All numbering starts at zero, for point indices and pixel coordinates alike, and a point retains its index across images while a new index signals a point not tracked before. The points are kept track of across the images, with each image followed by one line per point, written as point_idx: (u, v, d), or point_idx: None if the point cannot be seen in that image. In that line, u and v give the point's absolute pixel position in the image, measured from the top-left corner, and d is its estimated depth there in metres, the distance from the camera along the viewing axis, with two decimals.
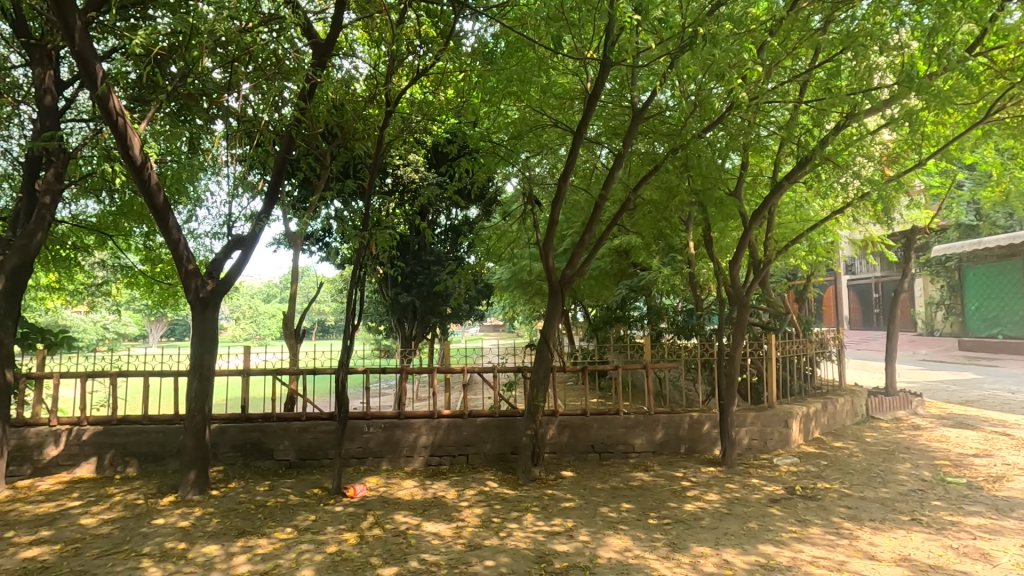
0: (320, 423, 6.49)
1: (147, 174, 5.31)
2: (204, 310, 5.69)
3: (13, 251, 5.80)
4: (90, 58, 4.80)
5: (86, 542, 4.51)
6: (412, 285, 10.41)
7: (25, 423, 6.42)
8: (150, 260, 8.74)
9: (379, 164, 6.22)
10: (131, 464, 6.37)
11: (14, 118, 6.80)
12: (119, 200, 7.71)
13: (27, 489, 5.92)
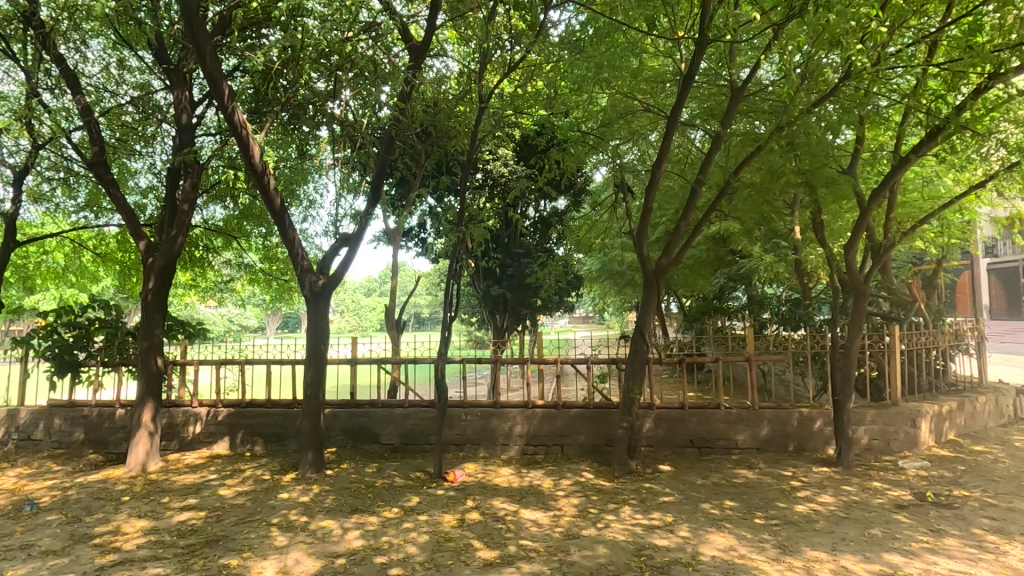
0: (421, 410, 6.83)
1: (266, 179, 5.80)
2: (317, 303, 6.16)
3: (161, 253, 6.62)
4: (219, 78, 5.33)
5: (225, 510, 5.07)
6: (503, 277, 10.59)
7: (173, 403, 7.32)
8: (268, 258, 9.60)
9: (471, 160, 6.40)
10: (258, 443, 7.06)
11: (158, 136, 7.71)
12: (241, 204, 8.53)
13: (176, 461, 6.77)
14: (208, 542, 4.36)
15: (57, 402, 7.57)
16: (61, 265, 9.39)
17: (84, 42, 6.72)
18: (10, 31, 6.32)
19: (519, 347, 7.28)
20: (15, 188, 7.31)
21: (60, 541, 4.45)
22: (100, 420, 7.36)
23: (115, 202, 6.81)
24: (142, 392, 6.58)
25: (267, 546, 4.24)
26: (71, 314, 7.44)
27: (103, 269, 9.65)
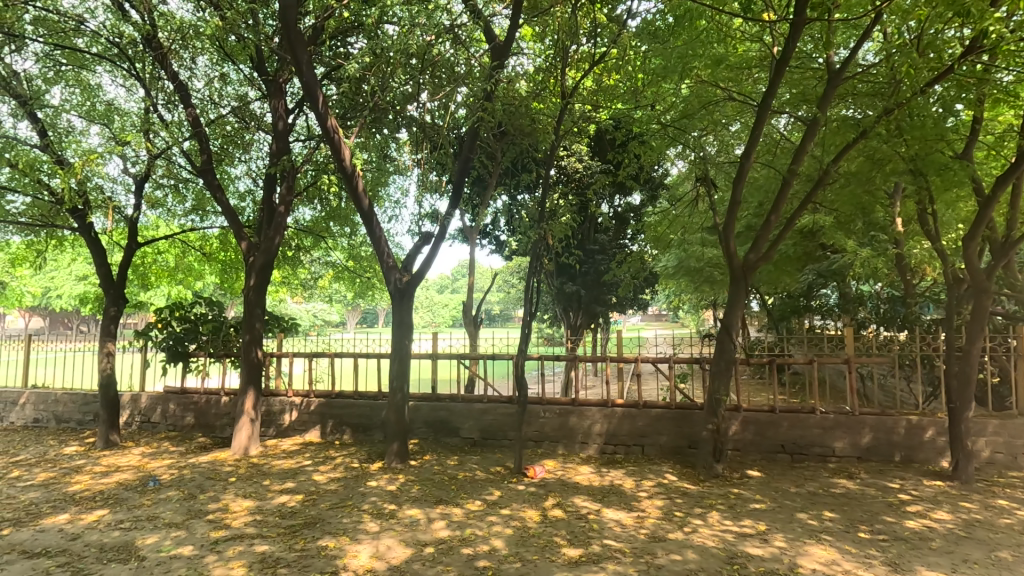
0: (499, 406, 6.92)
1: (356, 180, 6.08)
2: (402, 299, 6.38)
3: (261, 252, 7.12)
4: (314, 86, 5.65)
5: (320, 494, 5.38)
6: (577, 274, 10.49)
7: (270, 392, 7.86)
8: (352, 257, 10.06)
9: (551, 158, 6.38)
10: (346, 432, 7.43)
11: (255, 144, 8.28)
12: (327, 206, 8.97)
13: (274, 447, 7.25)
14: (307, 524, 4.63)
15: (172, 388, 8.33)
16: (172, 265, 10.26)
17: (193, 60, 7.30)
18: (132, 53, 6.95)
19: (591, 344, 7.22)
20: (136, 195, 8.04)
21: (180, 515, 4.88)
22: (207, 406, 8.02)
23: (221, 205, 7.37)
24: (244, 381, 7.08)
25: (360, 531, 4.44)
26: (183, 310, 8.12)
27: (207, 268, 10.48)
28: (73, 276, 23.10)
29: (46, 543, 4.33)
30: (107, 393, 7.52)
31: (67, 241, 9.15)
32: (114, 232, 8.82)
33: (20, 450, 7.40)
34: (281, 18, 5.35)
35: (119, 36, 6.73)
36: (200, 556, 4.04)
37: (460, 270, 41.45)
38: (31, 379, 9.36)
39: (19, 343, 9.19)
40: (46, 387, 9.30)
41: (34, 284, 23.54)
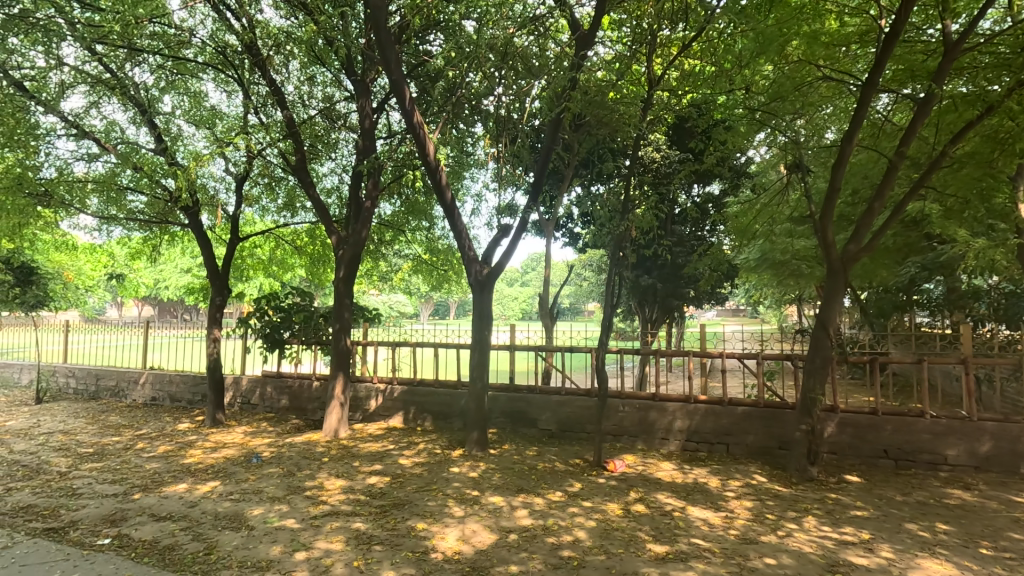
0: (577, 398, 6.90)
1: (439, 175, 6.24)
2: (482, 291, 6.49)
3: (349, 245, 7.48)
4: (401, 85, 5.85)
5: (407, 477, 5.61)
6: (652, 266, 10.20)
7: (357, 379, 8.28)
8: (429, 250, 10.34)
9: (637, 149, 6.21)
10: (427, 419, 7.68)
11: (342, 142, 8.67)
12: (407, 200, 9.25)
13: (361, 430, 7.62)
14: (396, 505, 4.84)
15: (269, 372, 8.95)
16: (265, 258, 10.96)
17: (287, 65, 7.73)
18: (234, 60, 7.44)
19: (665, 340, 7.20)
20: (236, 193, 8.64)
21: (281, 490, 5.25)
22: (301, 390, 8.55)
23: (313, 201, 7.79)
24: (334, 366, 7.48)
25: (447, 515, 4.59)
26: (278, 300, 8.68)
27: (296, 261, 11.11)
28: (180, 269, 25.24)
29: (170, 508, 4.79)
30: (214, 375, 8.19)
31: (176, 236, 9.98)
32: (217, 228, 9.53)
33: (142, 424, 8.21)
34: (371, 19, 5.56)
35: (223, 45, 7.22)
36: (302, 529, 4.32)
37: (529, 263, 41.59)
38: (148, 360, 10.34)
39: (138, 328, 10.18)
40: (161, 368, 10.25)
41: (146, 276, 25.94)
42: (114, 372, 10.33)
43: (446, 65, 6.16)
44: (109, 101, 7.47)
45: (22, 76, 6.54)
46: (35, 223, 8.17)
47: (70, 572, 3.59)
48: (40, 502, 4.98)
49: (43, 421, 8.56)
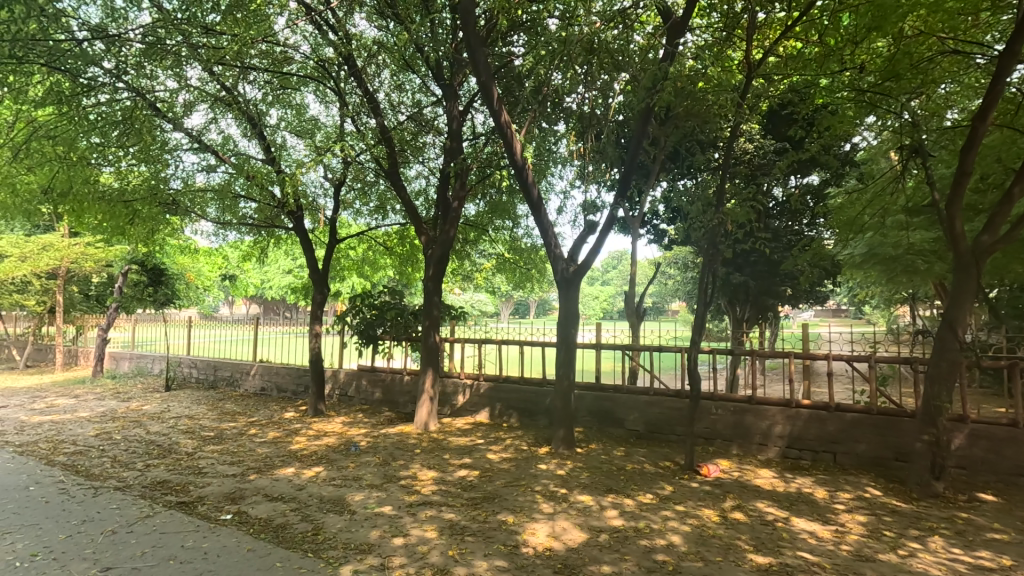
0: (666, 399, 6.69)
1: (526, 173, 6.27)
2: (569, 288, 6.45)
3: (438, 244, 7.71)
4: (490, 86, 5.94)
5: (495, 472, 5.70)
6: (745, 263, 9.61)
7: (444, 374, 8.54)
8: (513, 249, 10.44)
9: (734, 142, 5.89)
10: (513, 416, 7.76)
11: (429, 146, 8.96)
12: (490, 200, 9.36)
13: (450, 424, 7.85)
14: (486, 498, 4.94)
15: (364, 367, 9.45)
16: (359, 258, 11.55)
17: (380, 74, 8.09)
18: (333, 72, 7.86)
19: (759, 340, 6.82)
20: (333, 198, 9.17)
21: (378, 478, 5.52)
22: (394, 384, 8.97)
23: (404, 204, 8.12)
24: (424, 362, 7.75)
25: (536, 511, 4.61)
26: (371, 298, 9.13)
27: (387, 261, 11.63)
28: (284, 269, 27.24)
29: (281, 490, 5.18)
30: (316, 368, 8.76)
31: (281, 239, 10.75)
32: (317, 230, 10.18)
33: (254, 412, 8.95)
34: (462, 22, 5.71)
35: (323, 58, 7.64)
36: (398, 516, 4.52)
37: (609, 261, 40.97)
38: (258, 354, 11.23)
39: (249, 325, 11.08)
40: (268, 360, 11.09)
41: (255, 277, 28.21)
42: (228, 363, 11.32)
43: (533, 64, 6.17)
44: (225, 116, 8.15)
45: (154, 98, 7.28)
46: (165, 229, 9.11)
47: (200, 542, 3.97)
48: (173, 478, 5.57)
49: (172, 406, 9.56)
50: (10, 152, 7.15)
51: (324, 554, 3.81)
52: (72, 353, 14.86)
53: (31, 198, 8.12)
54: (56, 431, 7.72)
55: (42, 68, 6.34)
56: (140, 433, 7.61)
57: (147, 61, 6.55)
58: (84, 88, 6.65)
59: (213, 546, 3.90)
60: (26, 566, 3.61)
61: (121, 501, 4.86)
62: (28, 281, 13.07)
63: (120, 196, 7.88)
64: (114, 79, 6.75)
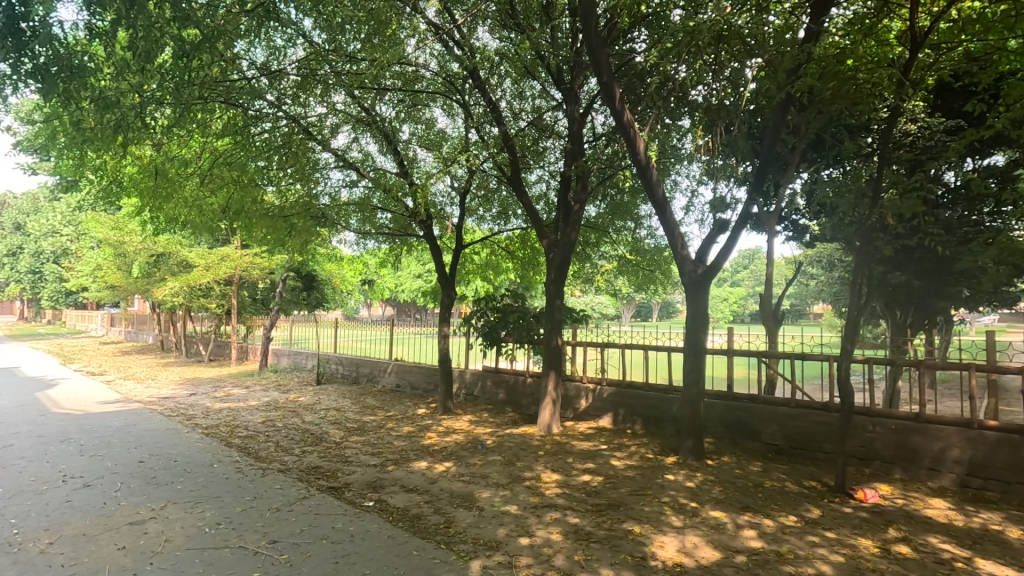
0: (811, 412, 6.07)
1: (650, 172, 6.06)
2: (697, 291, 6.12)
3: (560, 248, 7.74)
4: (612, 86, 5.84)
5: (620, 479, 5.58)
6: (908, 262, 8.05)
7: (567, 377, 8.54)
8: (635, 250, 10.15)
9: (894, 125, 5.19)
10: (638, 423, 7.53)
11: (550, 151, 9.04)
12: (611, 201, 9.17)
13: (572, 428, 7.82)
14: (611, 505, 4.84)
15: (489, 368, 9.78)
16: (482, 262, 11.97)
17: (502, 83, 8.33)
18: (458, 86, 8.25)
19: (928, 350, 5.93)
20: (459, 205, 9.62)
21: (504, 477, 5.65)
22: (517, 385, 9.18)
23: (526, 208, 8.25)
24: (546, 365, 7.81)
25: (665, 523, 4.43)
26: (495, 301, 9.40)
27: (509, 265, 11.92)
28: (415, 274, 29.20)
29: (416, 482, 5.53)
30: (445, 368, 9.24)
31: (413, 246, 11.49)
32: (445, 236, 10.71)
33: (391, 407, 9.66)
34: (582, 26, 5.69)
35: (449, 73, 8.05)
36: (524, 516, 4.59)
37: (739, 260, 38.36)
38: (393, 353, 12.10)
39: (386, 326, 11.97)
40: (402, 360, 11.89)
41: (390, 280, 30.51)
42: (368, 361, 12.33)
43: (657, 59, 5.95)
44: (365, 135, 8.91)
45: (307, 123, 8.15)
46: (316, 240, 10.19)
47: (348, 525, 4.35)
48: (324, 465, 6.19)
49: (323, 399, 10.63)
50: (198, 178, 8.44)
51: (456, 547, 3.98)
52: (244, 349, 17.16)
53: (213, 217, 9.50)
54: (233, 417, 8.94)
55: (222, 105, 7.40)
56: (297, 422, 8.56)
57: (301, 91, 7.37)
58: (252, 119, 7.65)
59: (358, 530, 4.26)
60: (212, 533, 4.21)
61: (284, 482, 5.50)
62: (211, 287, 15.33)
63: (280, 212, 8.91)
64: (275, 109, 7.69)
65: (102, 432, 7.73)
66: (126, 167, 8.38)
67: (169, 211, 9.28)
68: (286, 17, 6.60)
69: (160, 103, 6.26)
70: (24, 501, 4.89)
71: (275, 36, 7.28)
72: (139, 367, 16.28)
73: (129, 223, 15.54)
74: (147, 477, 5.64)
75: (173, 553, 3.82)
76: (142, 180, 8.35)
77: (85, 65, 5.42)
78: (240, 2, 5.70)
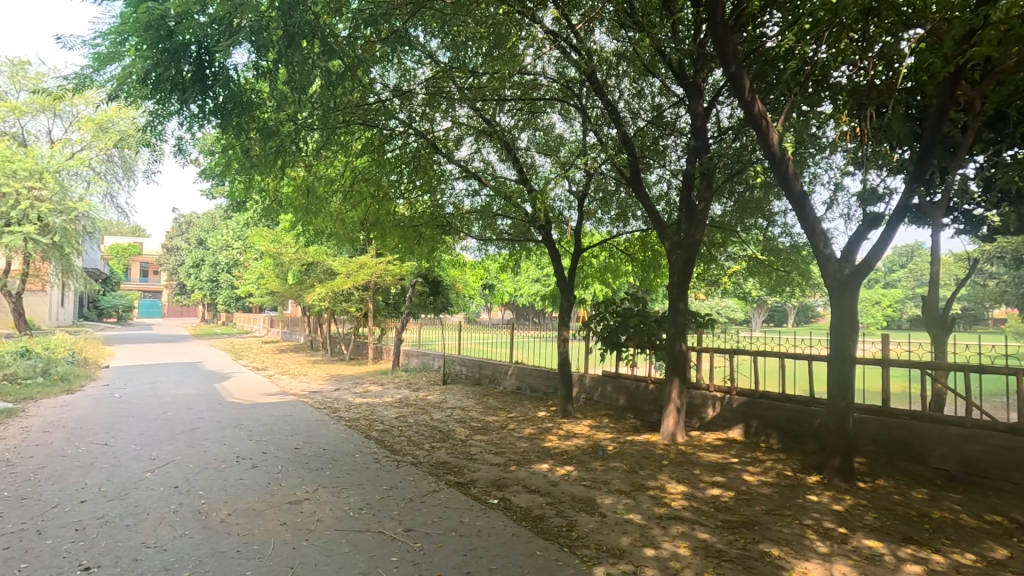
0: (993, 435, 5.19)
1: (785, 166, 5.60)
2: (844, 293, 5.52)
3: (683, 250, 7.43)
4: (740, 76, 5.47)
5: (754, 496, 5.20)
6: None
7: (692, 385, 8.13)
8: (768, 249, 9.43)
9: None
10: (773, 436, 6.96)
11: (671, 149, 8.74)
12: (739, 198, 8.60)
13: (699, 439, 7.44)
14: (745, 522, 4.53)
15: (609, 373, 9.64)
16: (601, 265, 11.83)
17: (620, 83, 8.20)
18: (576, 90, 8.27)
19: None
20: (577, 209, 9.62)
21: (626, 485, 5.53)
22: (639, 391, 8.94)
23: (646, 209, 8.02)
24: (669, 371, 7.52)
25: (808, 548, 4.04)
26: (614, 304, 9.25)
27: (629, 268, 11.66)
28: (533, 277, 29.65)
29: (538, 483, 5.61)
30: (564, 371, 9.27)
31: (531, 250, 11.69)
32: (563, 240, 10.76)
33: (512, 409, 9.91)
34: (706, 16, 5.42)
35: (567, 78, 8.08)
36: (649, 526, 4.46)
37: (895, 258, 33.92)
38: (513, 356, 12.39)
39: (506, 330, 12.30)
40: (522, 362, 12.13)
41: (509, 284, 31.31)
42: (490, 363, 12.74)
43: (793, 42, 5.47)
44: (486, 145, 9.25)
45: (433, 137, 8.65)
46: (441, 247, 10.79)
47: (475, 520, 4.54)
48: (452, 461, 6.51)
49: (449, 398, 11.19)
50: (341, 194, 9.33)
51: (579, 552, 3.97)
52: (379, 350, 18.62)
53: (352, 229, 10.45)
54: (371, 411, 9.75)
55: (362, 127, 8.13)
56: (426, 419, 9.10)
57: (429, 108, 7.85)
58: (387, 137, 8.30)
59: (484, 525, 4.42)
60: (356, 516, 4.61)
61: (416, 475, 5.89)
62: (351, 293, 16.85)
63: (411, 223, 9.63)
64: (406, 127, 8.27)
65: (266, 420, 8.82)
66: (283, 187, 9.52)
67: (317, 225, 10.38)
68: (415, 40, 7.07)
69: (310, 128, 7.01)
70: (209, 476, 5.75)
71: (406, 59, 7.80)
72: (293, 364, 18.37)
73: (284, 236, 17.62)
74: (302, 462, 6.34)
75: (325, 532, 4.26)
76: (296, 198, 9.43)
77: (253, 101, 6.27)
78: (375, 32, 6.22)
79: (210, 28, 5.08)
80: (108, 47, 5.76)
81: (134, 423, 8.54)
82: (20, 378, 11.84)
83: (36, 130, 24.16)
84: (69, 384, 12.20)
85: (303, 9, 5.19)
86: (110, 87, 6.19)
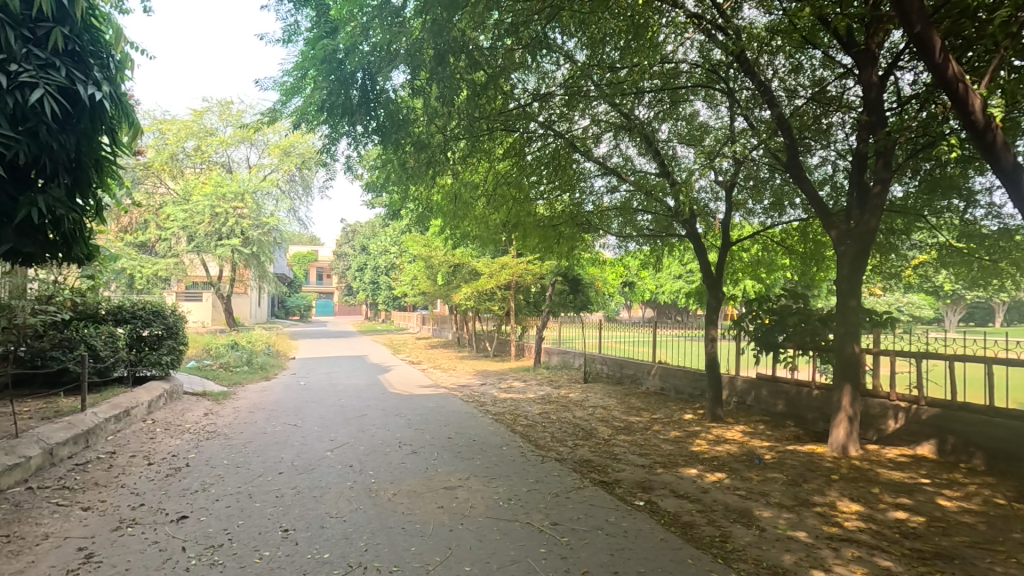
0: None
1: (992, 136, 4.67)
2: None
3: (855, 239, 6.59)
4: (928, 37, 4.61)
5: (953, 524, 4.45)
6: None
7: (867, 393, 7.09)
8: (966, 235, 7.99)
9: None
10: (977, 456, 5.89)
11: (837, 126, 7.81)
12: (926, 176, 7.40)
13: (877, 453, 6.55)
14: (940, 554, 3.89)
15: (764, 376, 8.90)
16: (753, 259, 10.97)
17: (773, 60, 7.52)
18: (723, 73, 7.76)
19: None
20: (724, 200, 9.03)
21: (788, 498, 5.07)
22: (801, 397, 8.13)
23: (807, 196, 7.24)
24: (839, 376, 6.72)
25: None
26: (770, 302, 8.53)
27: (787, 261, 10.66)
28: (676, 274, 28.45)
29: (686, 489, 5.38)
30: (713, 373, 8.77)
31: (675, 246, 11.21)
32: (710, 234, 10.16)
33: (656, 410, 9.62)
34: None
35: (713, 62, 7.61)
36: (817, 546, 4.05)
37: None
38: (656, 356, 12.00)
39: (648, 329, 11.95)
40: (666, 362, 11.71)
41: (651, 281, 30.37)
42: (632, 363, 12.48)
43: None
44: (625, 139, 9.07)
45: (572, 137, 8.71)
46: (580, 245, 10.83)
47: (621, 521, 4.49)
48: (596, 459, 6.51)
49: (590, 396, 11.20)
50: (484, 199, 9.83)
51: (735, 565, 3.73)
52: (521, 347, 19.23)
53: (495, 231, 10.94)
54: (515, 406, 10.13)
55: (503, 134, 8.47)
56: (568, 416, 9.21)
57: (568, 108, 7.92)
58: (526, 141, 8.56)
59: (631, 527, 4.36)
60: (505, 506, 4.83)
61: (560, 471, 5.98)
62: (495, 292, 17.60)
63: (550, 223, 9.85)
64: (545, 130, 8.41)
65: (421, 411, 9.60)
66: (434, 195, 10.29)
67: (463, 228, 11.04)
68: (553, 43, 7.15)
69: (456, 139, 7.48)
70: (377, 459, 6.41)
71: (544, 63, 7.92)
72: (444, 359, 19.73)
73: (434, 241, 18.98)
74: (455, 451, 6.79)
75: (479, 518, 4.52)
76: (444, 204, 10.13)
77: (407, 118, 6.89)
78: (515, 40, 6.41)
79: (373, 56, 5.72)
80: (292, 82, 6.71)
81: (316, 408, 9.84)
82: (232, 365, 14.33)
83: (238, 158, 28.85)
84: (267, 372, 14.45)
85: (450, 27, 5.58)
86: (293, 117, 7.19)
